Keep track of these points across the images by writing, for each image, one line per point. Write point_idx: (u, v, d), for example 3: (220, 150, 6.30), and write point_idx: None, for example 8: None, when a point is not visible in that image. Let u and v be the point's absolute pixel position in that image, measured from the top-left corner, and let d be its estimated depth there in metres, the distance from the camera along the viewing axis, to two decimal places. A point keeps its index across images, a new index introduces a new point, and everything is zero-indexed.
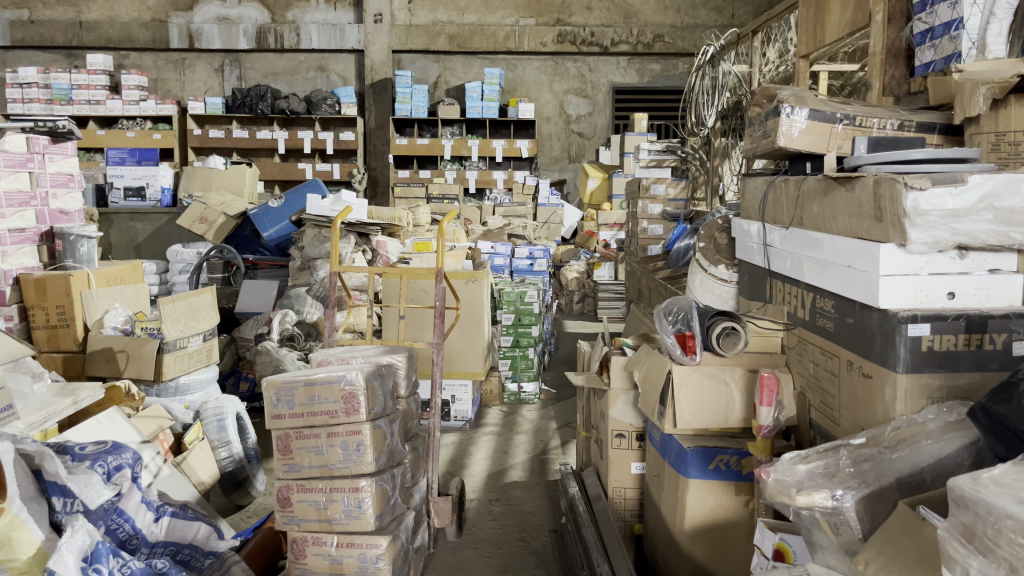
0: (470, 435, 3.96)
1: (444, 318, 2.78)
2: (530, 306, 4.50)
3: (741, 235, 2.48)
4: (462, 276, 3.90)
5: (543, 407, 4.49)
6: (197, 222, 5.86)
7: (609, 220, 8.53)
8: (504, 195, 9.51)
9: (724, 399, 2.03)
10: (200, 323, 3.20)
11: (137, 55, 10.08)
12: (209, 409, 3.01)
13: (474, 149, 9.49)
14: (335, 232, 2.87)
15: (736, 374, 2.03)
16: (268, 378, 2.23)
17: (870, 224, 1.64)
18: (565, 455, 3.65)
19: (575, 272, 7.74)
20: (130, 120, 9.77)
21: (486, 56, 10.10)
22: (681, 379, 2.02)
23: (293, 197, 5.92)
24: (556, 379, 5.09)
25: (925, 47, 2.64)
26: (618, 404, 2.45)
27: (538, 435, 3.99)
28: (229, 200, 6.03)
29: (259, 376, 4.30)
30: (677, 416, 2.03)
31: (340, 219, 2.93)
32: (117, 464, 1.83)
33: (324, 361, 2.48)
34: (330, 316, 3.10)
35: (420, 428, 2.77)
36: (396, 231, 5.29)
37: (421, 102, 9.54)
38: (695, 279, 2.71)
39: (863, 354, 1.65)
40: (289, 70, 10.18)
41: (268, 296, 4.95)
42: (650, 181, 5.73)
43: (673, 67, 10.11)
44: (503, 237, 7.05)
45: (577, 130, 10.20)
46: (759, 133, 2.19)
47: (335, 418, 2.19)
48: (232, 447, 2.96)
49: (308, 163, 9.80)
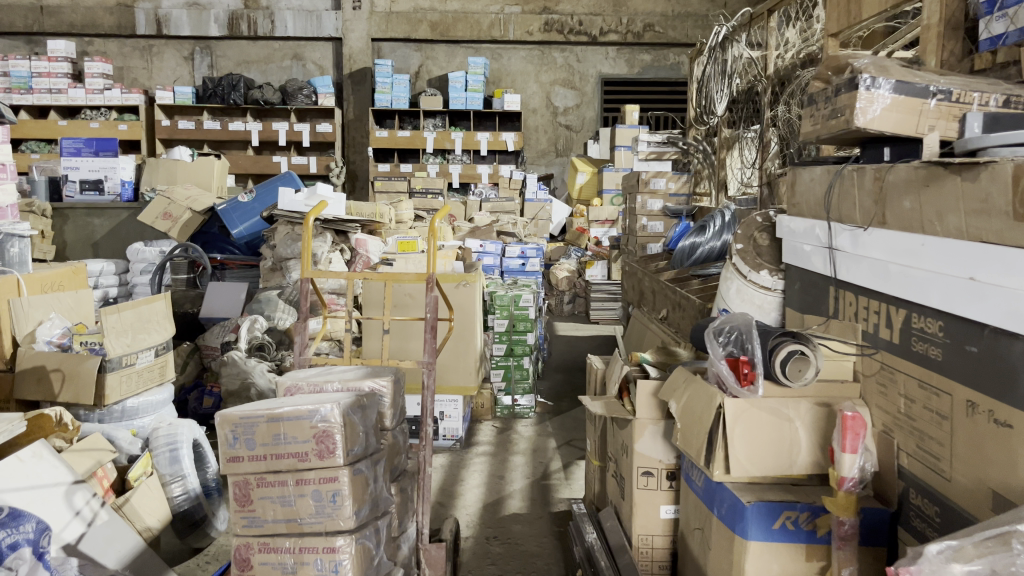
0: (461, 456, 3.55)
1: (436, 332, 2.36)
2: (525, 311, 4.11)
3: (790, 237, 2.09)
4: (452, 278, 3.51)
5: (540, 422, 4.09)
6: (160, 218, 5.38)
7: (600, 215, 8.15)
8: (489, 190, 9.07)
9: (788, 439, 1.65)
10: (151, 336, 2.78)
11: (101, 42, 9.55)
12: (160, 437, 2.58)
13: (458, 142, 9.06)
14: (307, 230, 2.40)
15: (802, 409, 1.65)
16: (222, 412, 1.81)
17: (1002, 224, 1.26)
18: (569, 483, 3.25)
19: (565, 271, 7.36)
20: (95, 110, 9.24)
21: (470, 45, 9.68)
22: (735, 416, 1.64)
23: (263, 191, 5.46)
24: (552, 389, 4.71)
25: (994, 17, 2.32)
26: (644, 436, 2.06)
27: (537, 456, 3.59)
28: (196, 195, 5.58)
29: (226, 390, 3.87)
30: (730, 462, 1.64)
31: (313, 214, 2.45)
32: (11, 542, 1.47)
33: (293, 388, 2.06)
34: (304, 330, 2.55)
35: (409, 462, 2.35)
36: (376, 227, 4.85)
37: (402, 92, 9.10)
38: (730, 287, 2.30)
39: (995, 394, 1.27)
40: (263, 59, 9.69)
41: (237, 300, 4.52)
42: (649, 174, 5.36)
43: (664, 58, 9.73)
44: (491, 235, 6.65)
45: (564, 122, 9.79)
46: (827, 110, 1.79)
47: (305, 462, 1.78)
48: (187, 481, 2.53)
49: (284, 156, 9.33)
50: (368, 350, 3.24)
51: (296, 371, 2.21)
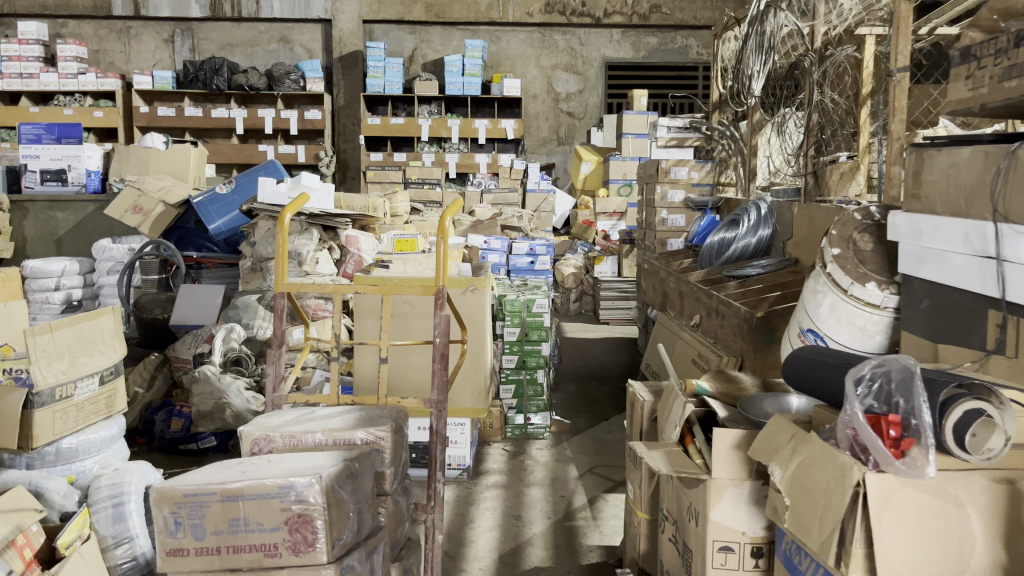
0: (469, 489, 3.07)
1: (447, 362, 1.85)
2: (539, 318, 3.65)
3: (914, 239, 1.61)
4: (458, 284, 3.01)
5: (558, 444, 3.60)
6: (130, 212, 4.85)
7: (607, 208, 7.66)
8: (489, 180, 8.56)
9: (958, 533, 1.17)
10: (95, 360, 2.26)
11: (76, 24, 8.99)
12: (103, 488, 2.08)
13: (455, 130, 8.53)
14: (284, 229, 1.87)
15: (976, 490, 1.19)
16: (157, 486, 1.30)
17: None
18: (598, 525, 2.76)
19: (571, 267, 6.90)
20: (69, 96, 8.68)
21: (467, 27, 9.15)
22: (885, 500, 1.15)
23: (243, 182, 4.95)
24: (566, 402, 4.22)
25: None
26: (722, 504, 1.58)
27: (557, 488, 3.10)
28: (170, 186, 5.06)
29: (197, 411, 3.37)
30: (878, 564, 1.14)
31: (291, 210, 1.91)
32: None
33: (263, 443, 1.58)
34: (278, 358, 1.85)
35: (412, 529, 1.86)
36: (370, 222, 4.35)
37: (395, 76, 8.57)
38: (820, 303, 1.83)
39: None
40: (248, 42, 9.13)
41: (212, 306, 4.02)
42: (670, 162, 4.85)
43: (671, 41, 9.20)
44: (495, 229, 6.16)
45: (567, 109, 9.25)
46: (1001, 67, 1.50)
47: (273, 557, 1.28)
48: (136, 544, 2.02)
49: (271, 145, 8.80)
50: (361, 369, 2.75)
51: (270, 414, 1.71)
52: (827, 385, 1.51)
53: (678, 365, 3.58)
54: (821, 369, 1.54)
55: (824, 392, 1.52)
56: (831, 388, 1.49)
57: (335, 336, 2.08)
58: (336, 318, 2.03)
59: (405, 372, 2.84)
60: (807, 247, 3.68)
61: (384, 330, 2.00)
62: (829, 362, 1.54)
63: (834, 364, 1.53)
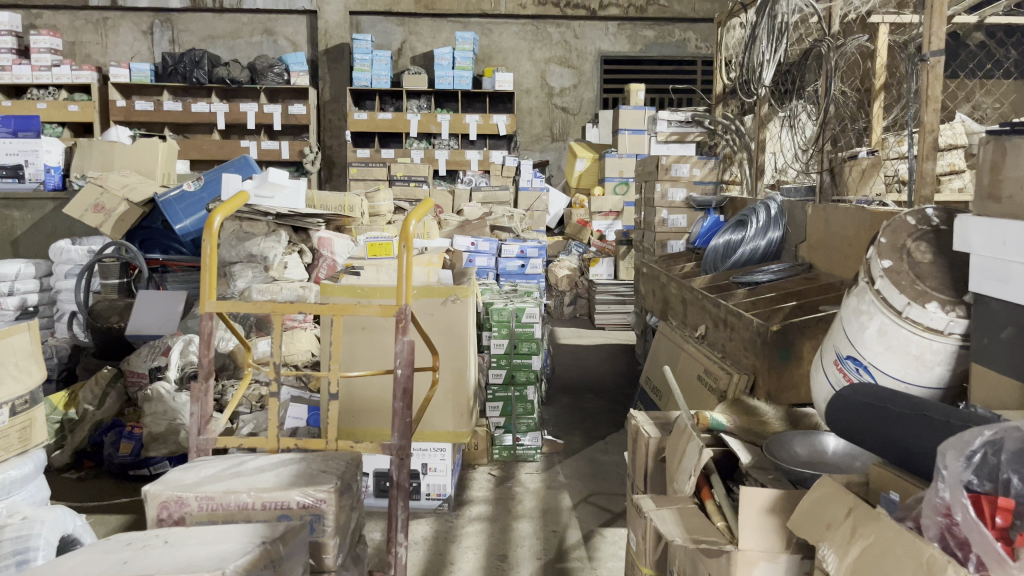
0: (450, 523, 2.74)
1: (411, 399, 1.58)
2: (529, 329, 3.34)
3: (992, 254, 1.29)
4: (437, 293, 2.66)
5: (549, 467, 3.27)
6: (90, 211, 4.51)
7: (603, 207, 7.33)
8: (480, 177, 8.22)
9: None
10: (5, 387, 1.93)
11: (51, 14, 8.62)
12: (4, 541, 1.74)
13: (444, 125, 8.18)
14: (212, 234, 1.55)
15: None
16: None
17: None
18: (594, 567, 2.44)
19: (565, 269, 6.59)
20: (42, 89, 8.30)
21: (457, 19, 8.82)
22: None
23: (212, 179, 4.63)
24: (559, 417, 3.89)
25: None
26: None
27: (548, 521, 2.78)
28: (135, 183, 4.72)
29: (149, 434, 3.03)
30: None
31: (223, 211, 1.58)
32: None
33: (174, 505, 1.29)
34: (205, 393, 1.53)
35: None
36: (346, 222, 4.03)
37: (383, 70, 8.24)
38: (866, 326, 1.52)
39: None
40: (230, 33, 8.77)
41: (173, 314, 3.67)
42: (670, 159, 4.54)
43: (668, 34, 8.88)
44: (485, 229, 5.78)
45: (561, 104, 8.92)
46: None
47: None
48: None
49: (253, 141, 8.45)
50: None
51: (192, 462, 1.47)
52: (877, 440, 1.20)
53: (681, 381, 3.29)
54: (875, 415, 1.22)
55: (877, 446, 1.20)
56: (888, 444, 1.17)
57: (274, 362, 1.74)
58: (276, 339, 1.69)
59: (373, 395, 2.64)
60: (821, 250, 3.37)
61: (335, 358, 1.66)
62: (882, 406, 1.23)
63: (894, 408, 1.21)
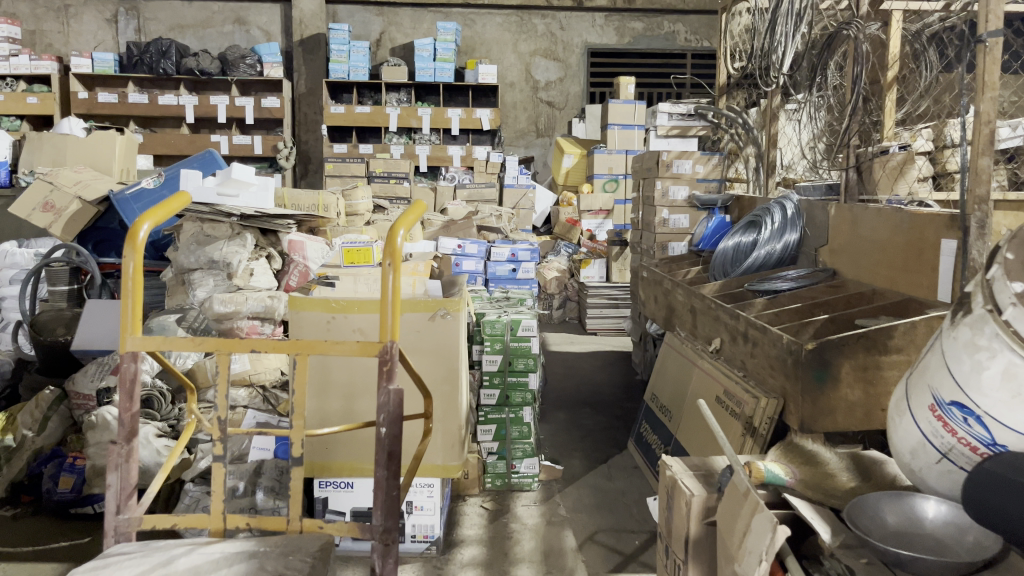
0: (440, 568, 2.40)
1: (397, 467, 1.37)
2: (526, 343, 3.00)
3: None
4: (424, 307, 2.29)
5: (549, 498, 2.93)
6: (39, 210, 4.11)
7: (592, 205, 6.99)
8: (463, 174, 7.86)
9: None
10: None
11: (9, 1, 8.14)
12: None
13: (425, 119, 7.80)
14: (137, 250, 1.29)
15: None
16: None
17: None
18: None
19: (554, 271, 6.24)
20: None
21: (439, 9, 8.44)
22: None
23: (174, 175, 4.26)
24: (555, 436, 3.56)
25: None
26: None
27: (553, 566, 2.43)
28: (89, 180, 4.32)
29: (93, 467, 2.65)
30: None
31: (151, 218, 1.32)
32: None
33: None
34: (125, 460, 1.31)
35: None
36: (320, 223, 3.67)
37: (361, 61, 7.84)
38: (984, 369, 1.21)
39: None
40: (200, 22, 8.33)
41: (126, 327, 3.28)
42: (672, 154, 4.22)
43: (657, 26, 8.55)
44: (470, 229, 5.41)
45: (546, 98, 8.57)
46: None
47: None
48: None
49: (224, 135, 8.03)
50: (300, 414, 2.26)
51: (104, 554, 1.24)
52: (974, 494, 1.11)
53: (692, 402, 2.97)
54: (980, 482, 1.09)
55: (984, 514, 1.09)
56: (985, 505, 1.09)
57: (218, 414, 1.40)
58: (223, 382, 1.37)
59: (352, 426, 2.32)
60: (848, 254, 3.03)
61: (300, 406, 1.37)
62: (982, 468, 1.10)
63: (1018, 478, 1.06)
